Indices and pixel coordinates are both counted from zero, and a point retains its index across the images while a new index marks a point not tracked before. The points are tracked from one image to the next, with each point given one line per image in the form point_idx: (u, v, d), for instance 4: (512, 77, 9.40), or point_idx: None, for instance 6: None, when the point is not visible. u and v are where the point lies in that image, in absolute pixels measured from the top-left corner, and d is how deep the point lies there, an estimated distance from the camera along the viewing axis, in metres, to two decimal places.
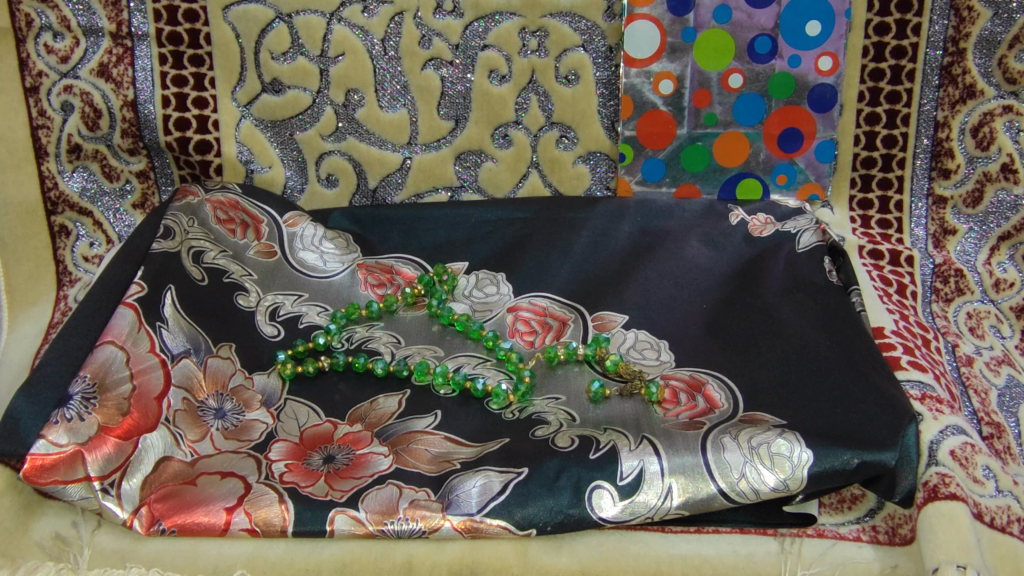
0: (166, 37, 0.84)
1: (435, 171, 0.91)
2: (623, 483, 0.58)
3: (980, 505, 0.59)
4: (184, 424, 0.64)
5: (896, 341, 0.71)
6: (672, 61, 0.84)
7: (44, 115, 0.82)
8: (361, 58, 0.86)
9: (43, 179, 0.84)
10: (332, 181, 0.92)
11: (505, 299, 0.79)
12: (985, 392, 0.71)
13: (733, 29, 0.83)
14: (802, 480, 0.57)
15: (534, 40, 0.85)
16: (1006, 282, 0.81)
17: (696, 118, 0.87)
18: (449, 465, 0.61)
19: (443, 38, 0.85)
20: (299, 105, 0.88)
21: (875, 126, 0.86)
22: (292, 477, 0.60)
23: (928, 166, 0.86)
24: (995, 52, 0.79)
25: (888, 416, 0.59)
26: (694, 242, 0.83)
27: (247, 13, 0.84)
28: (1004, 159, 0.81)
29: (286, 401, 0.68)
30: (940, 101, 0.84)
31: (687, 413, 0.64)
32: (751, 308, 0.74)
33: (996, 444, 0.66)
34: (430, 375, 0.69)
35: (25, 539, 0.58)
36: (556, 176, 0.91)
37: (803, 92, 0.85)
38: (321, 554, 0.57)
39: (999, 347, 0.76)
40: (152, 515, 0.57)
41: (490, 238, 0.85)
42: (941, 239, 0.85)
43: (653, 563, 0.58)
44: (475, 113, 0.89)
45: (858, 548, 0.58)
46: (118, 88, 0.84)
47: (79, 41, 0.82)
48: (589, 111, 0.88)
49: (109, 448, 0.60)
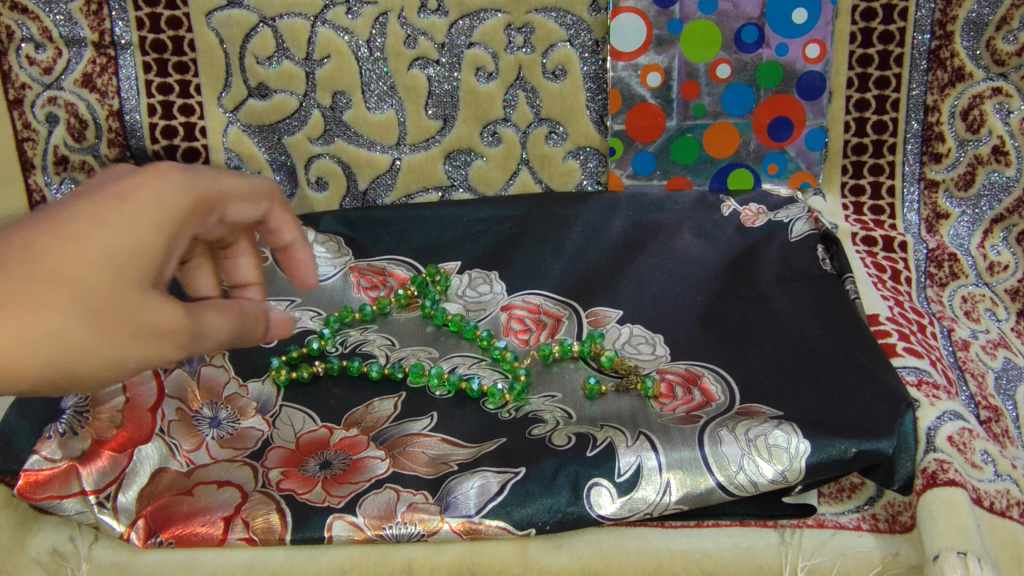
0: (150, 45, 0.83)
1: (424, 171, 0.91)
2: (621, 480, 0.58)
3: (980, 491, 0.58)
4: (178, 434, 0.63)
5: (891, 328, 0.71)
6: (660, 53, 0.84)
7: (29, 127, 0.84)
8: (346, 60, 0.85)
9: (32, 191, 0.86)
10: (322, 184, 0.91)
11: (498, 298, 0.78)
12: (982, 375, 0.71)
13: (719, 19, 0.83)
14: (800, 472, 0.57)
15: (520, 36, 0.85)
16: (1000, 265, 0.81)
17: (684, 109, 0.86)
18: (445, 467, 0.60)
19: (429, 37, 0.85)
20: (286, 109, 0.87)
21: (865, 113, 0.86)
22: (289, 484, 0.60)
23: (918, 150, 0.85)
24: (983, 34, 0.79)
25: (886, 404, 0.58)
26: (686, 234, 0.83)
27: (230, 18, 0.83)
28: (995, 142, 0.81)
29: (281, 408, 0.67)
30: (929, 85, 0.83)
31: (684, 407, 0.64)
32: (744, 299, 0.74)
33: (995, 427, 0.66)
34: (432, 379, 0.68)
35: (23, 555, 0.58)
36: (545, 172, 0.91)
37: (792, 80, 0.85)
38: (321, 560, 0.57)
39: (995, 330, 0.76)
40: (149, 527, 0.57)
41: (482, 236, 0.85)
42: (934, 224, 0.85)
43: (653, 560, 0.58)
44: (463, 111, 0.88)
45: (858, 537, 0.58)
46: (103, 98, 0.84)
47: (62, 52, 0.82)
48: (578, 106, 0.88)
49: (103, 461, 0.60)
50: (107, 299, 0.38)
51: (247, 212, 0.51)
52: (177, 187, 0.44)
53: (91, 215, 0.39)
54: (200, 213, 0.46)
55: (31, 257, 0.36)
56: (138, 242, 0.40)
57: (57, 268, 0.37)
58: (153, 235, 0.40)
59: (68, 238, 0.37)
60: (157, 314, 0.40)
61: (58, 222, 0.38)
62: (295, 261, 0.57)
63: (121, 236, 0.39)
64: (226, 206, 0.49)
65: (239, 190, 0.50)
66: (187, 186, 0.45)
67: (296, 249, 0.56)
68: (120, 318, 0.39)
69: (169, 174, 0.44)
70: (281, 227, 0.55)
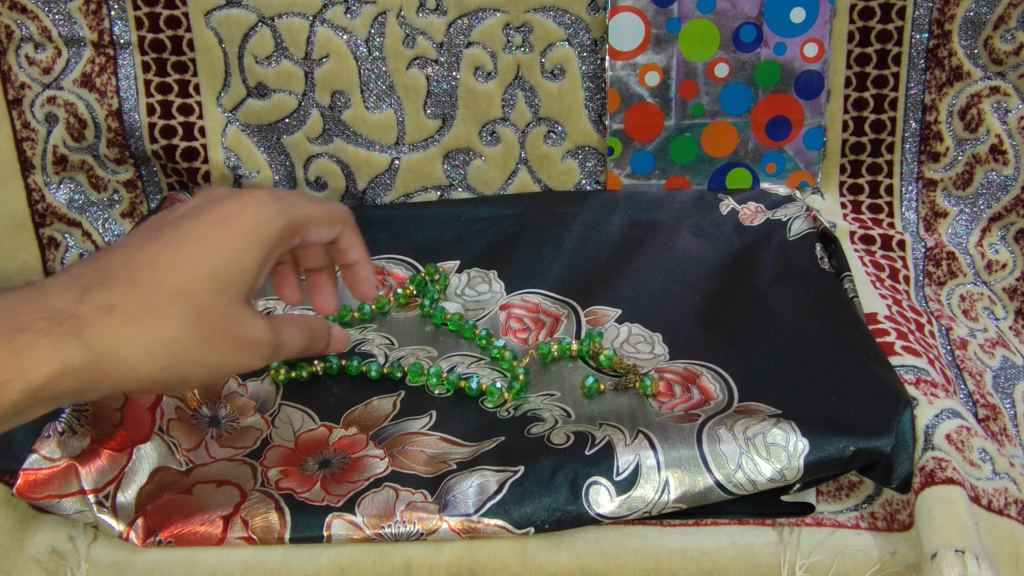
0: (149, 45, 0.84)
1: (423, 170, 0.91)
2: (620, 479, 0.58)
3: (978, 488, 0.59)
4: (177, 433, 0.63)
5: (889, 327, 0.71)
6: (658, 52, 0.84)
7: (28, 127, 0.84)
8: (345, 59, 0.85)
9: (31, 191, 0.86)
10: (321, 183, 0.91)
11: (497, 297, 0.78)
12: (980, 374, 0.71)
13: (718, 19, 0.83)
14: (798, 470, 0.57)
15: (519, 36, 0.85)
16: (998, 264, 0.81)
17: (683, 109, 0.86)
18: (444, 466, 0.60)
19: (428, 37, 0.85)
20: (285, 108, 0.87)
21: (863, 112, 0.86)
22: (288, 483, 0.60)
23: (916, 149, 0.85)
24: (981, 33, 0.79)
25: (884, 403, 0.58)
26: (684, 233, 0.83)
27: (229, 18, 0.83)
28: (993, 140, 0.81)
29: (281, 407, 0.67)
30: (927, 84, 0.83)
31: (682, 405, 0.64)
32: (743, 297, 0.74)
33: (993, 426, 0.67)
34: (432, 378, 0.68)
35: (22, 554, 0.59)
36: (544, 171, 0.91)
37: (790, 79, 0.85)
38: (320, 558, 0.57)
39: (993, 329, 0.76)
40: (148, 526, 0.57)
41: (481, 235, 0.85)
42: (933, 223, 0.85)
43: (652, 558, 0.58)
44: (462, 110, 0.88)
45: (856, 535, 0.58)
46: (102, 98, 0.84)
47: (61, 51, 0.82)
48: (576, 105, 0.88)
49: (103, 460, 0.60)
50: (210, 313, 0.45)
51: (325, 233, 0.56)
52: (270, 214, 0.49)
53: (197, 237, 0.46)
54: (286, 237, 0.52)
55: (152, 276, 0.44)
56: (235, 262, 0.46)
57: (173, 285, 0.44)
58: (248, 258, 0.47)
59: (182, 259, 0.45)
60: (247, 327, 0.47)
61: (172, 244, 0.45)
62: (356, 278, 0.61)
63: (223, 258, 0.46)
64: (308, 230, 0.54)
65: (321, 217, 0.55)
66: (279, 214, 0.50)
67: (360, 268, 0.61)
68: (217, 330, 0.46)
69: (264, 202, 0.50)
70: (350, 247, 0.59)
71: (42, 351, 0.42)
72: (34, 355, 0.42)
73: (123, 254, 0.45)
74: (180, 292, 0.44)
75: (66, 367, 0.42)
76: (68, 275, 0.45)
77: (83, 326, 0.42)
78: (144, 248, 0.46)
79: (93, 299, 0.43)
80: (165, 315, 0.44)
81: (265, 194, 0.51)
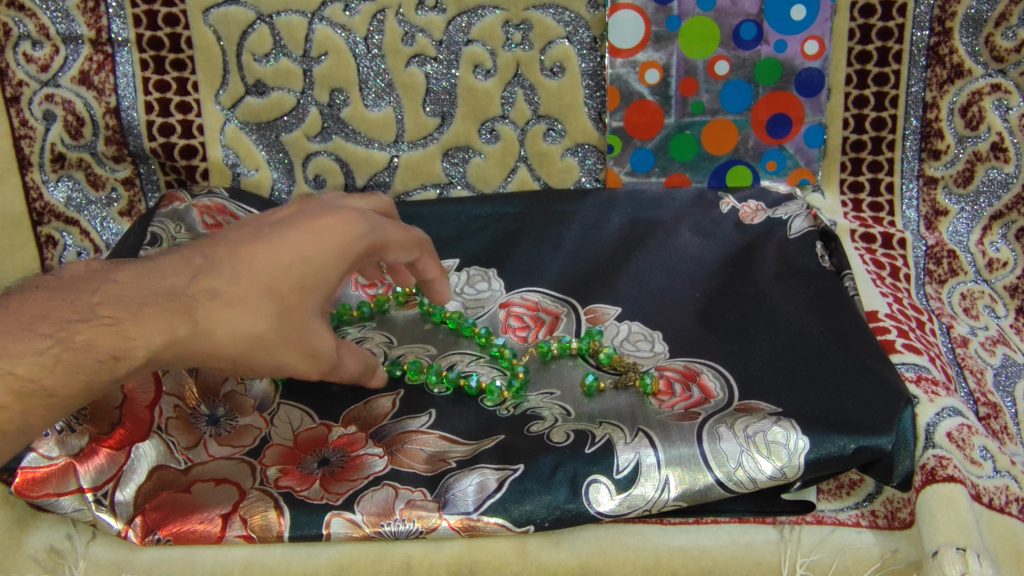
0: (147, 42, 0.83)
1: (422, 168, 0.91)
2: (620, 477, 0.57)
3: (979, 487, 0.58)
4: (176, 431, 0.62)
5: (890, 325, 0.70)
6: (658, 49, 0.84)
7: (27, 125, 0.84)
8: (344, 57, 0.85)
9: (28, 189, 0.86)
10: (320, 181, 0.91)
11: (496, 295, 0.78)
12: (981, 371, 0.71)
13: (718, 16, 0.83)
14: (798, 468, 0.57)
15: (518, 33, 0.85)
16: (1000, 261, 0.81)
17: (683, 106, 0.86)
18: (444, 464, 0.60)
19: (427, 35, 0.85)
20: (284, 106, 0.87)
21: (864, 109, 0.85)
22: (287, 481, 0.59)
23: (917, 147, 0.85)
24: (981, 31, 0.79)
25: (885, 401, 0.58)
26: (684, 231, 0.83)
27: (227, 15, 0.83)
28: (994, 138, 0.81)
29: (279, 405, 0.66)
30: (928, 81, 0.83)
31: (682, 404, 0.64)
32: (743, 296, 0.73)
33: (994, 424, 0.67)
34: (431, 377, 0.68)
35: (20, 552, 0.59)
36: (544, 169, 0.91)
37: (790, 76, 0.85)
38: (319, 557, 0.57)
39: (994, 327, 0.76)
40: (147, 525, 0.57)
41: (481, 233, 0.85)
42: (933, 221, 0.85)
43: (652, 556, 0.58)
44: (461, 108, 0.88)
45: (857, 533, 0.58)
46: (100, 95, 0.84)
47: (59, 49, 0.82)
48: (576, 102, 0.88)
49: (101, 458, 0.60)
50: (289, 316, 0.51)
51: (402, 255, 0.61)
52: (357, 234, 0.55)
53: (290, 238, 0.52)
54: (366, 255, 0.57)
55: (248, 267, 0.51)
56: (310, 273, 0.52)
57: (265, 285, 0.50)
58: (329, 272, 0.53)
59: (273, 264, 0.51)
60: (315, 336, 0.53)
61: (266, 240, 0.52)
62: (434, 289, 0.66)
63: (308, 269, 0.52)
64: (387, 251, 0.60)
65: (403, 240, 0.61)
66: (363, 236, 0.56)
67: (437, 283, 0.66)
68: (291, 334, 0.52)
69: (353, 221, 0.55)
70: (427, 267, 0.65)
71: (157, 322, 0.47)
72: (151, 328, 0.47)
73: (229, 246, 0.52)
74: (268, 292, 0.50)
75: (175, 341, 0.47)
76: (180, 258, 0.51)
77: (193, 308, 0.48)
78: (247, 243, 0.52)
79: (202, 282, 0.49)
80: (257, 311, 0.50)
81: (356, 212, 0.56)
